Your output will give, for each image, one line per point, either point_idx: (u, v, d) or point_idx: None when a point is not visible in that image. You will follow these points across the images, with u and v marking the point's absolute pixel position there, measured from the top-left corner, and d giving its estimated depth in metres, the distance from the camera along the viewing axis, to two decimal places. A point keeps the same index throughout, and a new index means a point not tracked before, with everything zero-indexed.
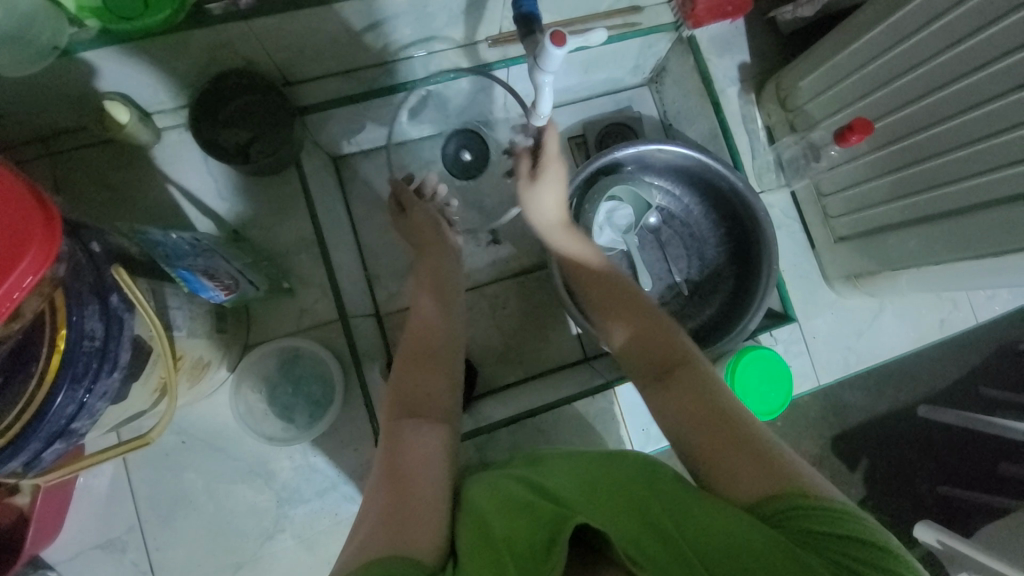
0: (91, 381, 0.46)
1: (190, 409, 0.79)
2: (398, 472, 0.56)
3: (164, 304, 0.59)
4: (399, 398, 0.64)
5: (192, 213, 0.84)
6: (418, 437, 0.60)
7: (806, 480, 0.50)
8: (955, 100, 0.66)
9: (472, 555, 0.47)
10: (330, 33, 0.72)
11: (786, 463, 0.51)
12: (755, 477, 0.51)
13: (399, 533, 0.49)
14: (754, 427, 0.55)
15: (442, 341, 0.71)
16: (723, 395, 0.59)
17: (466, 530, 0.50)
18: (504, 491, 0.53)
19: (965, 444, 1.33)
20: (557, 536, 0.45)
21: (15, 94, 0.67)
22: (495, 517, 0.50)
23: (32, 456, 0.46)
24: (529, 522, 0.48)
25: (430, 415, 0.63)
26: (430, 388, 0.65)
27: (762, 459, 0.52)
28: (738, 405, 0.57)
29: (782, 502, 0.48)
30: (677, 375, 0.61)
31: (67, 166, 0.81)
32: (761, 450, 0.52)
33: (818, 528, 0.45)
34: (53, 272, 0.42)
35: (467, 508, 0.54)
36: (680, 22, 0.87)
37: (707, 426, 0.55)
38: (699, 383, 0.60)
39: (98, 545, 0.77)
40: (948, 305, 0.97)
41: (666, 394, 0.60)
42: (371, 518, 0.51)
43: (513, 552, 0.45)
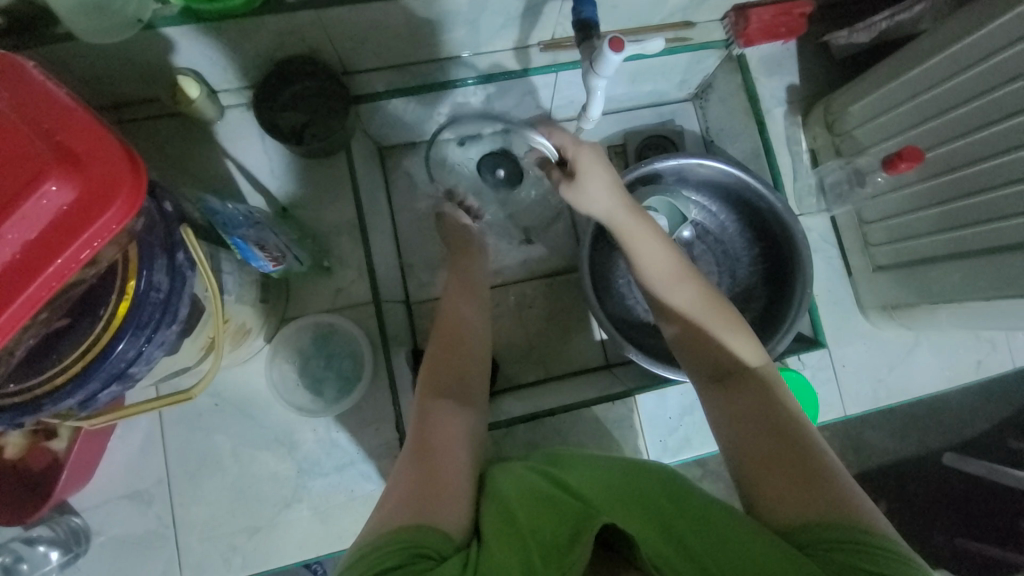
0: (152, 330, 0.49)
1: (225, 373, 0.82)
2: (426, 450, 0.56)
3: (218, 268, 0.62)
4: (435, 378, 0.66)
5: (245, 188, 0.88)
6: (451, 419, 0.61)
7: (855, 512, 0.48)
8: (1012, 135, 0.65)
9: (498, 541, 0.48)
10: (392, 27, 0.75)
11: (839, 492, 0.50)
12: (795, 500, 0.50)
13: (428, 505, 0.50)
14: (802, 447, 0.54)
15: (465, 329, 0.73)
16: (777, 412, 0.57)
17: (492, 511, 0.52)
18: (529, 483, 0.56)
19: (993, 495, 1.28)
20: (582, 530, 0.47)
21: (100, 62, 0.72)
22: (522, 506, 0.52)
23: (89, 395, 0.49)
24: (552, 518, 0.49)
25: (462, 398, 0.65)
26: (467, 374, 0.68)
27: (811, 484, 0.51)
28: (790, 422, 0.56)
29: (823, 530, 0.47)
30: (738, 391, 0.60)
31: (136, 134, 0.86)
32: (814, 478, 0.51)
33: (858, 561, 0.45)
34: (130, 225, 0.46)
35: (493, 496, 0.55)
36: (732, 40, 0.88)
37: (758, 439, 0.55)
38: (754, 401, 0.59)
39: (126, 495, 0.80)
40: (986, 346, 0.94)
41: (724, 404, 0.60)
42: (396, 491, 0.52)
43: (536, 545, 0.47)
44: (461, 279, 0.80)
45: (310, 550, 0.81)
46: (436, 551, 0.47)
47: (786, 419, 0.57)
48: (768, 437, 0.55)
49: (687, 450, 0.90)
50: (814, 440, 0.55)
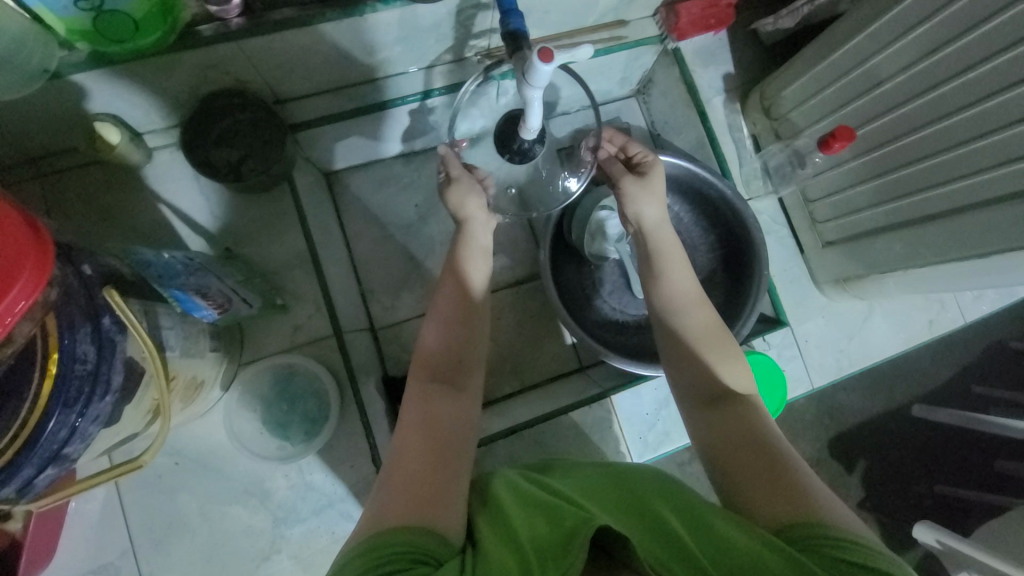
0: (84, 405, 0.45)
1: (184, 429, 0.78)
2: (416, 451, 0.57)
3: (157, 325, 0.59)
4: (434, 364, 0.66)
5: (184, 232, 0.84)
6: (446, 404, 0.62)
7: (836, 516, 0.50)
8: (934, 107, 0.68)
9: (496, 550, 0.47)
10: (320, 52, 0.72)
11: (820, 499, 0.52)
12: (780, 504, 0.52)
13: (427, 508, 0.51)
14: (784, 459, 0.56)
15: (456, 327, 0.70)
16: (763, 430, 0.60)
17: (487, 524, 0.52)
18: (526, 495, 0.54)
19: (959, 443, 1.34)
20: (580, 529, 0.45)
21: (6, 117, 0.67)
22: (517, 516, 0.51)
23: (24, 483, 0.45)
24: (549, 526, 0.48)
25: (456, 386, 0.65)
26: (466, 365, 0.68)
27: (792, 494, 0.52)
28: (772, 437, 0.59)
29: (807, 529, 0.48)
30: (726, 411, 0.62)
31: (58, 188, 0.80)
32: (796, 488, 0.53)
33: (841, 556, 0.45)
34: (44, 296, 0.42)
35: (490, 508, 0.55)
36: (665, 34, 0.89)
37: (742, 454, 0.58)
38: (741, 418, 0.61)
39: (90, 572, 0.75)
40: (936, 306, 0.98)
41: (710, 422, 0.62)
42: (388, 495, 0.52)
43: (535, 550, 0.45)
44: (457, 275, 0.74)
45: None
46: (433, 555, 0.47)
47: (772, 436, 0.59)
48: (755, 451, 0.57)
49: (667, 444, 0.91)
50: (794, 455, 0.57)
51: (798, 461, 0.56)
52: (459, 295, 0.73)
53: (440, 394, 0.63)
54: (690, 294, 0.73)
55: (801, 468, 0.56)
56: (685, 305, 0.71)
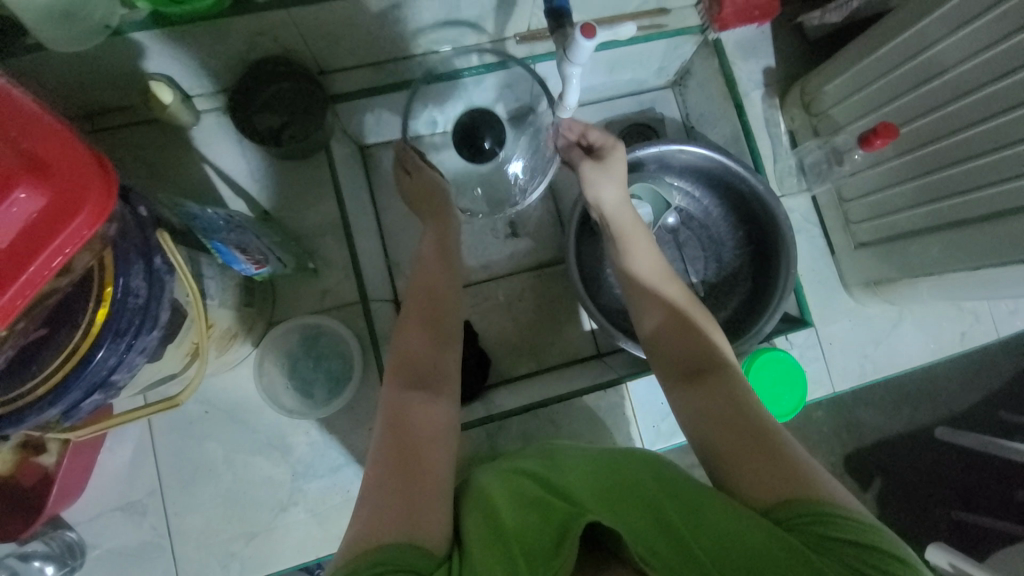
0: (133, 336, 0.48)
1: (213, 380, 0.82)
2: (395, 458, 0.55)
3: (198, 271, 0.61)
4: (409, 363, 0.66)
5: (225, 193, 0.87)
6: (418, 410, 0.61)
7: (820, 488, 0.49)
8: (981, 106, 0.66)
9: (484, 548, 0.48)
10: (365, 24, 0.74)
11: (804, 472, 0.51)
12: (767, 478, 0.51)
13: (409, 518, 0.50)
14: (765, 428, 0.56)
15: (427, 335, 0.69)
16: (745, 400, 0.59)
17: (478, 517, 0.53)
18: (518, 486, 0.55)
19: (984, 466, 1.30)
20: (569, 531, 0.47)
21: (69, 70, 0.71)
22: (508, 508, 0.52)
23: (72, 405, 0.48)
24: (539, 519, 0.49)
25: (433, 386, 0.64)
26: (437, 355, 0.68)
27: (776, 465, 0.52)
28: (754, 408, 0.58)
29: (794, 506, 0.48)
30: (705, 381, 0.62)
31: (111, 144, 0.85)
32: (780, 462, 0.52)
33: (831, 534, 0.46)
34: (104, 231, 0.46)
35: (480, 500, 0.56)
36: (706, 24, 0.88)
37: (728, 431, 0.57)
38: (721, 388, 0.61)
39: (119, 507, 0.80)
40: (968, 318, 0.95)
41: (697, 402, 0.61)
42: (375, 498, 0.52)
43: (525, 547, 0.47)
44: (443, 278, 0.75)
45: (308, 553, 0.81)
46: (418, 570, 0.47)
47: (753, 407, 0.59)
48: (735, 421, 0.57)
49: (680, 434, 0.91)
50: (776, 425, 0.57)
51: (780, 430, 0.56)
52: (430, 285, 0.73)
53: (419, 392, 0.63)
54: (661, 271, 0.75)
55: (781, 436, 0.55)
56: (657, 279, 0.74)
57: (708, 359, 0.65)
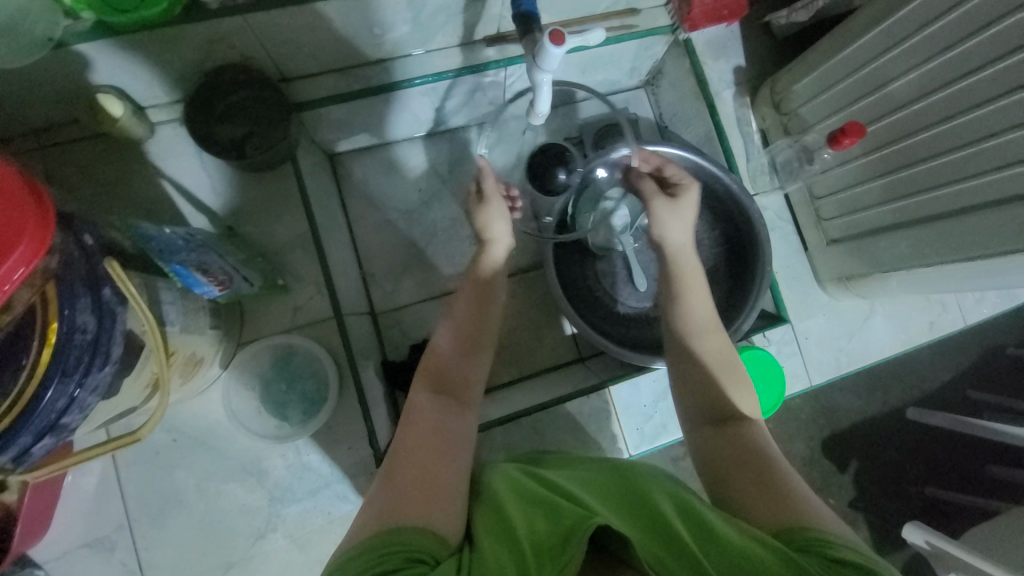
0: (82, 375, 0.45)
1: (182, 406, 0.78)
2: (409, 458, 0.55)
3: (156, 299, 0.58)
4: (443, 374, 0.67)
5: (186, 209, 0.83)
6: (442, 420, 0.61)
7: (822, 521, 0.50)
8: (945, 105, 0.67)
9: (491, 546, 0.47)
10: (327, 30, 0.71)
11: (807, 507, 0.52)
12: (771, 511, 0.52)
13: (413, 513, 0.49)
14: (781, 475, 0.57)
15: (462, 357, 0.70)
16: (766, 453, 0.60)
17: (484, 521, 0.51)
18: (523, 489, 0.54)
19: (953, 446, 1.35)
20: (579, 530, 0.44)
21: (7, 85, 0.66)
22: (515, 512, 0.50)
23: (21, 451, 0.45)
24: (547, 521, 0.47)
25: (459, 402, 0.64)
26: (476, 370, 0.69)
27: (785, 504, 0.53)
28: (775, 461, 0.59)
29: (797, 533, 0.49)
30: (727, 430, 0.63)
31: (60, 161, 0.80)
32: (787, 500, 0.53)
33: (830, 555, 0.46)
34: (45, 263, 0.42)
35: (486, 503, 0.54)
36: (677, 24, 0.88)
37: (739, 473, 0.58)
38: (741, 438, 0.62)
39: (86, 544, 0.76)
40: (937, 307, 0.98)
41: (715, 446, 0.62)
42: (381, 497, 0.51)
43: (535, 549, 0.44)
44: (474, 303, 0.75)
45: None
46: (430, 555, 0.46)
47: (773, 459, 0.59)
48: (753, 466, 0.58)
49: (664, 436, 0.91)
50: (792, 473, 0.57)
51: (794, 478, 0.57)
52: (475, 299, 0.76)
53: (447, 399, 0.64)
54: (708, 320, 0.74)
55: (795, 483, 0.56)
56: (701, 328, 0.73)
57: (733, 411, 0.66)
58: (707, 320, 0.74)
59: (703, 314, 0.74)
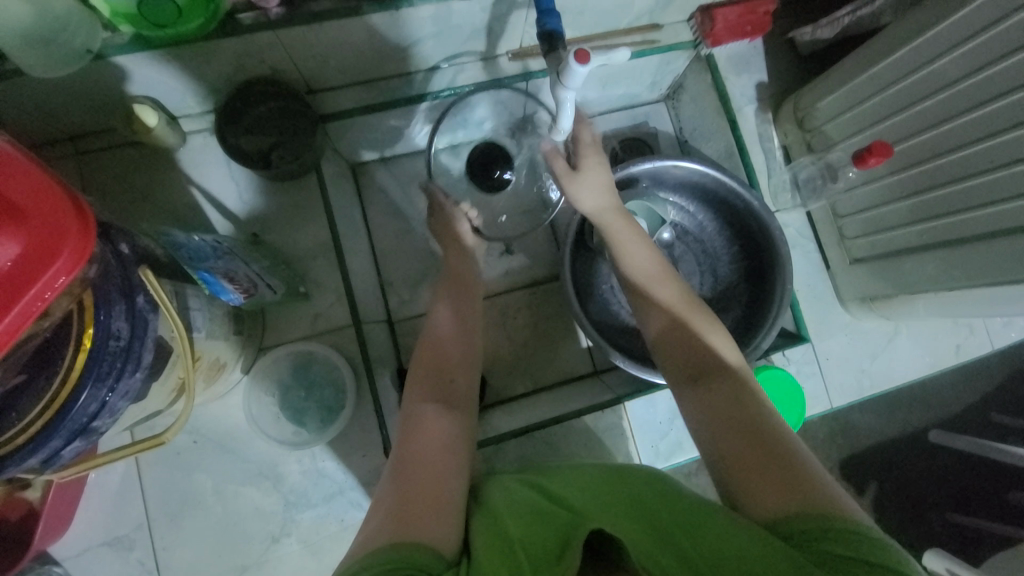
0: (114, 380, 0.46)
1: (203, 409, 0.80)
2: (408, 465, 0.55)
3: (185, 305, 0.60)
4: (427, 374, 0.68)
5: (212, 215, 0.85)
6: (436, 425, 0.60)
7: (826, 502, 0.47)
8: (977, 126, 0.66)
9: (489, 555, 0.47)
10: (355, 45, 0.73)
11: (809, 484, 0.49)
12: (772, 490, 0.49)
13: (412, 524, 0.48)
14: (778, 434, 0.54)
15: (453, 354, 0.71)
16: (759, 408, 0.57)
17: (486, 526, 0.51)
18: (524, 498, 0.54)
19: (976, 470, 1.31)
20: (571, 537, 0.46)
21: (49, 95, 0.69)
22: (516, 521, 0.51)
23: (52, 453, 0.46)
24: (543, 530, 0.48)
25: (450, 402, 0.64)
26: (463, 371, 0.69)
27: (789, 480, 0.50)
28: (774, 421, 0.55)
29: (799, 520, 0.46)
30: (711, 386, 0.60)
31: (95, 167, 0.83)
32: (787, 475, 0.50)
33: (837, 551, 0.43)
34: (83, 273, 0.43)
35: (489, 509, 0.54)
36: (699, 40, 0.88)
37: (733, 441, 0.54)
38: (731, 392, 0.59)
39: (106, 542, 0.77)
40: (963, 330, 0.95)
41: (700, 405, 0.59)
42: (385, 501, 0.52)
43: (529, 554, 0.46)
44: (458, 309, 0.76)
45: None
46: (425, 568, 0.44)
47: (771, 417, 0.56)
48: (747, 428, 0.55)
49: (679, 454, 0.90)
50: (792, 435, 0.54)
51: (795, 442, 0.54)
52: (464, 301, 0.77)
53: (437, 402, 0.63)
54: (658, 272, 0.73)
55: (795, 449, 0.53)
56: (653, 281, 0.72)
57: (716, 363, 0.62)
58: (655, 273, 0.73)
59: (645, 269, 0.73)
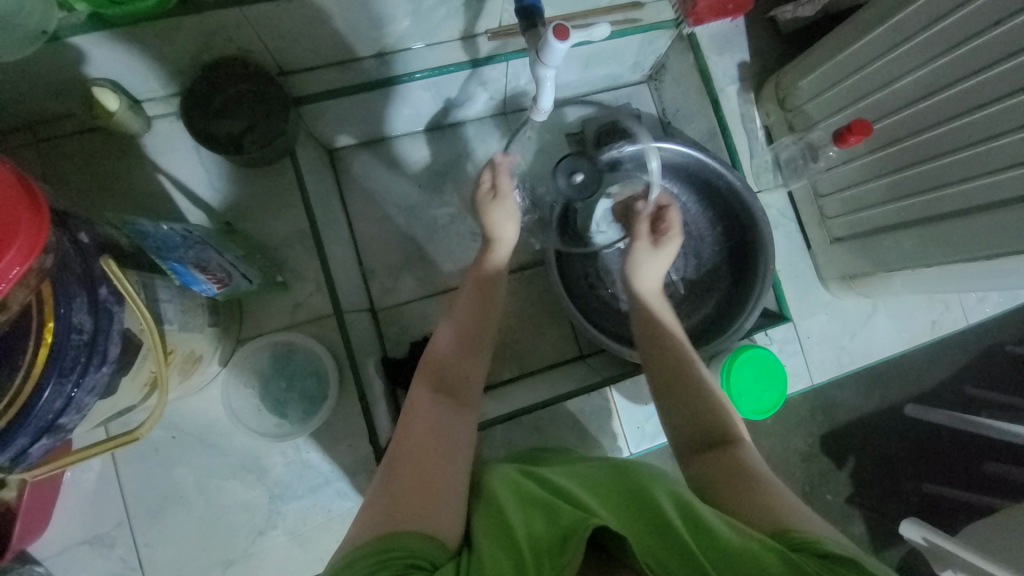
0: (79, 375, 0.45)
1: (181, 403, 0.78)
2: (406, 461, 0.53)
3: (154, 297, 0.58)
4: (438, 371, 0.66)
5: (183, 204, 0.82)
6: (438, 419, 0.59)
7: (811, 523, 0.49)
8: (952, 103, 0.67)
9: (491, 543, 0.46)
10: (328, 24, 0.70)
11: (789, 509, 0.52)
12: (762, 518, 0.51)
13: (407, 517, 0.48)
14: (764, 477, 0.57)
15: (462, 352, 0.69)
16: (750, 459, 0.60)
17: (485, 514, 0.51)
18: (508, 487, 0.54)
19: (949, 442, 1.35)
20: (576, 529, 0.44)
21: (0, 78, 0.65)
22: (507, 508, 0.50)
23: (19, 452, 0.45)
24: (546, 518, 0.47)
25: (457, 400, 0.63)
26: (477, 372, 0.68)
27: (778, 510, 0.52)
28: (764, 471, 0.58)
29: (787, 532, 0.48)
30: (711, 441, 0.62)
31: (54, 155, 0.79)
32: (782, 514, 0.51)
33: (825, 552, 0.45)
34: (40, 263, 0.41)
35: (481, 499, 0.54)
36: (681, 19, 0.86)
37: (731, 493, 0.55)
38: (730, 446, 0.62)
39: (85, 541, 0.75)
40: (939, 306, 0.98)
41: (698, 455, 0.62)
42: (379, 494, 0.51)
43: (533, 546, 0.44)
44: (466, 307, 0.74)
45: None
46: (429, 560, 0.45)
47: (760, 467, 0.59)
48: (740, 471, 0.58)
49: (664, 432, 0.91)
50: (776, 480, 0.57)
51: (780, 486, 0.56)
52: (472, 290, 0.76)
53: (445, 397, 0.63)
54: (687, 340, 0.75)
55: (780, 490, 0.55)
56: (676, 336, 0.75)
57: (713, 420, 0.65)
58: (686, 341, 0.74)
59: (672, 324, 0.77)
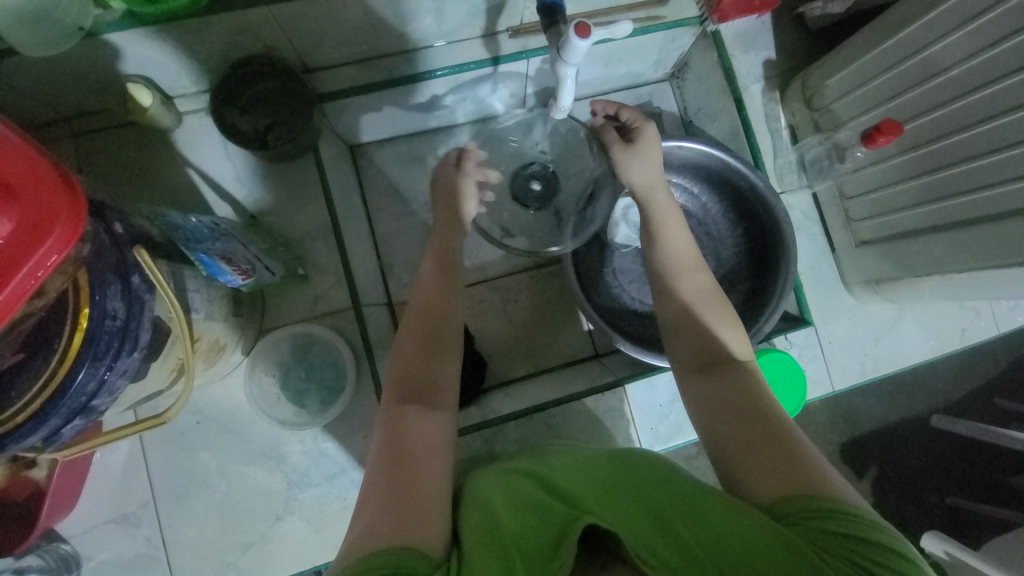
0: (112, 360, 0.47)
1: (206, 390, 0.80)
2: (399, 461, 0.53)
3: (182, 286, 0.60)
4: (410, 365, 0.62)
5: (211, 196, 0.85)
6: (416, 418, 0.57)
7: (823, 481, 0.48)
8: (987, 104, 0.64)
9: (480, 550, 0.46)
10: (351, 23, 0.71)
11: (801, 459, 0.50)
12: (773, 476, 0.50)
13: (402, 521, 0.47)
14: (775, 415, 0.55)
15: (431, 329, 0.65)
16: (762, 395, 0.57)
17: (475, 515, 0.51)
18: (513, 485, 0.54)
19: (976, 455, 1.30)
20: (567, 531, 0.45)
21: (41, 74, 0.68)
22: (510, 506, 0.50)
23: (53, 431, 0.47)
24: (538, 520, 0.47)
25: (432, 392, 0.60)
26: (450, 363, 0.63)
27: (789, 462, 0.50)
28: (777, 408, 0.55)
29: (797, 501, 0.47)
30: (720, 375, 0.60)
31: (91, 148, 0.82)
32: (792, 468, 0.49)
33: (835, 530, 0.44)
34: (77, 251, 0.43)
35: (485, 492, 0.54)
36: (706, 16, 0.84)
37: (731, 428, 0.55)
38: (742, 381, 0.59)
39: (113, 519, 0.79)
40: (969, 314, 0.94)
41: (704, 389, 0.60)
42: (375, 492, 0.51)
43: (522, 548, 0.45)
44: (441, 283, 0.69)
45: (306, 561, 0.80)
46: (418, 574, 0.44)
47: (771, 402, 0.56)
48: (751, 411, 0.55)
49: (680, 436, 0.88)
50: (786, 416, 0.55)
51: (791, 423, 0.54)
52: (450, 271, 0.71)
53: (417, 395, 0.59)
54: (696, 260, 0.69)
55: (790, 430, 0.53)
56: (684, 269, 0.69)
57: (720, 355, 0.62)
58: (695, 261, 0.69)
59: (684, 250, 0.70)
